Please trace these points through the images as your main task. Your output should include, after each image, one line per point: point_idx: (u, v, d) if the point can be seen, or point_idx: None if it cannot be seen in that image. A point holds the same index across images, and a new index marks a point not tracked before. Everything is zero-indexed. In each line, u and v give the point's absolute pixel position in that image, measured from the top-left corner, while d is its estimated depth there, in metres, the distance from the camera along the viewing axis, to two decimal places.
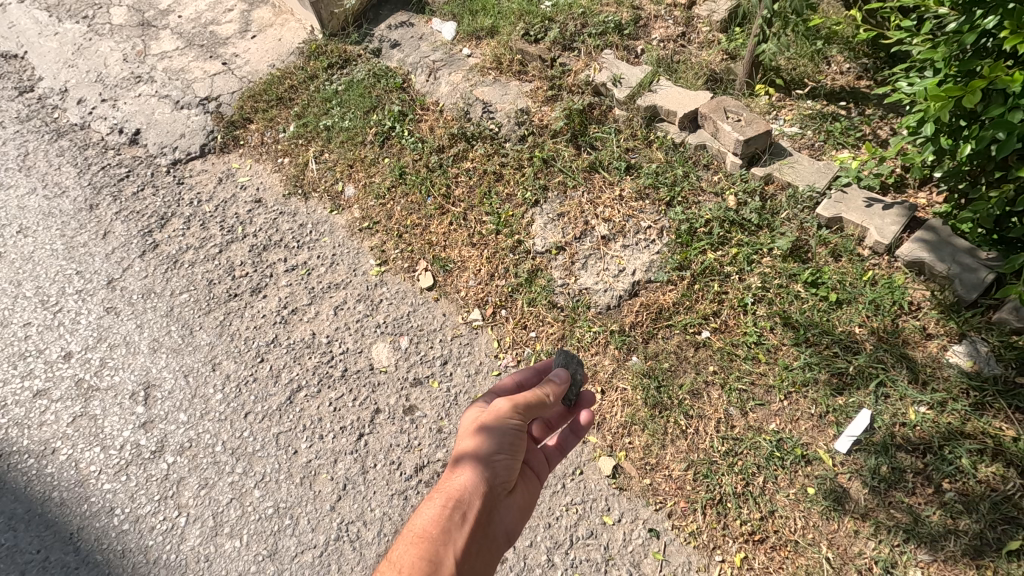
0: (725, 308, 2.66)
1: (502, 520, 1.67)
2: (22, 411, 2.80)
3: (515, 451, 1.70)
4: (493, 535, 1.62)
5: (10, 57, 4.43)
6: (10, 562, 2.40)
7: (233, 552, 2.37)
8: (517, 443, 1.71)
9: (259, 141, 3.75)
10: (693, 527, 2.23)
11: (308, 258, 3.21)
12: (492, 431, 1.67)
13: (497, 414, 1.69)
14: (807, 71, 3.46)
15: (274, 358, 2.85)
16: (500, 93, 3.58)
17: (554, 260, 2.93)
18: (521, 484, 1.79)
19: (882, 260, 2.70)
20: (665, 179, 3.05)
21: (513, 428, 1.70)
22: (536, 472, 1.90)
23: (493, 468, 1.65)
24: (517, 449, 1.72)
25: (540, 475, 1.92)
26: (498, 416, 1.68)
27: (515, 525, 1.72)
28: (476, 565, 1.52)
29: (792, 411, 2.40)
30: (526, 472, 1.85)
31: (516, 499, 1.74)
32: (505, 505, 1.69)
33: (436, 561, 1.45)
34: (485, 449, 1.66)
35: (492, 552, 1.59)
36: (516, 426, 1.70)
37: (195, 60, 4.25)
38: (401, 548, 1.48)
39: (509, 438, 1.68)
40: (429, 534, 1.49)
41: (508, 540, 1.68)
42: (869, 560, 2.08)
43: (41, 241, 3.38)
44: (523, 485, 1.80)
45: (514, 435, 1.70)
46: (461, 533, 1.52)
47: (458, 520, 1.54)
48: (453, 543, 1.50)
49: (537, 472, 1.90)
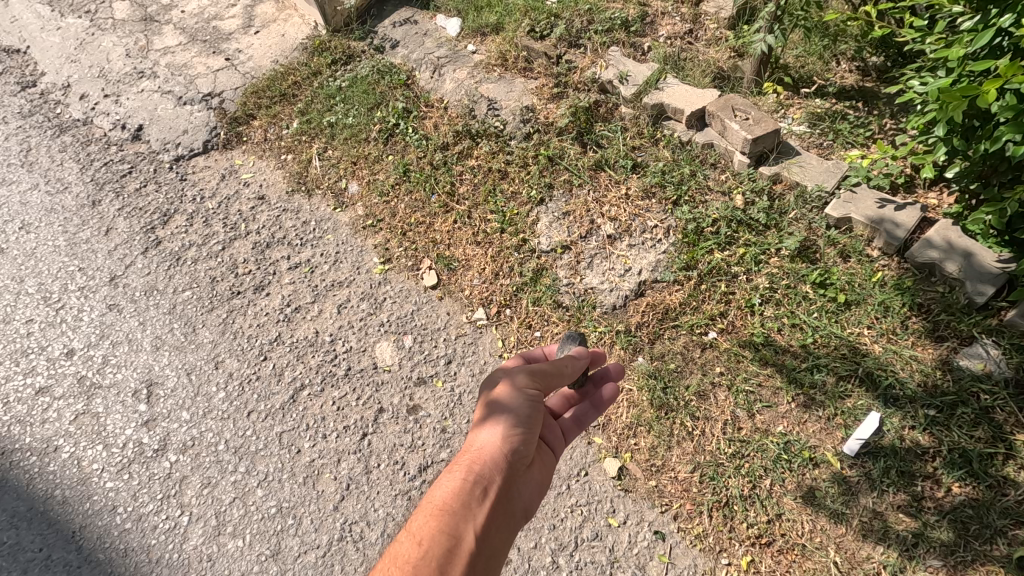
0: (732, 309, 2.64)
1: (523, 495, 1.66)
2: (23, 408, 2.79)
3: (534, 425, 1.68)
4: (513, 511, 1.60)
5: (13, 52, 4.41)
6: (11, 560, 2.38)
7: (235, 552, 2.36)
8: (539, 417, 1.69)
9: (262, 137, 3.73)
10: (699, 529, 2.21)
11: (311, 256, 3.19)
12: (513, 404, 1.65)
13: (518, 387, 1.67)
14: (816, 69, 3.44)
15: (277, 356, 2.84)
16: (504, 90, 3.56)
17: (559, 259, 2.91)
18: (540, 459, 1.77)
19: (892, 262, 2.67)
20: (671, 178, 3.02)
21: (535, 401, 1.68)
22: (556, 445, 1.88)
23: (515, 443, 1.63)
24: (536, 423, 1.69)
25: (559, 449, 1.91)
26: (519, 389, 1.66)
27: (536, 500, 1.71)
28: (496, 540, 1.51)
29: (800, 413, 2.38)
30: (548, 446, 1.84)
31: (537, 475, 1.72)
32: (525, 480, 1.67)
33: (455, 537, 1.44)
34: (506, 422, 1.64)
35: (512, 527, 1.58)
36: (537, 401, 1.68)
37: (197, 55, 4.23)
38: (421, 520, 1.47)
39: (529, 413, 1.66)
40: (448, 507, 1.49)
41: (529, 515, 1.67)
42: (877, 565, 2.06)
43: (43, 238, 3.36)
44: (544, 460, 1.78)
45: (533, 408, 1.67)
46: (481, 508, 1.51)
47: (478, 495, 1.52)
48: (472, 517, 1.49)
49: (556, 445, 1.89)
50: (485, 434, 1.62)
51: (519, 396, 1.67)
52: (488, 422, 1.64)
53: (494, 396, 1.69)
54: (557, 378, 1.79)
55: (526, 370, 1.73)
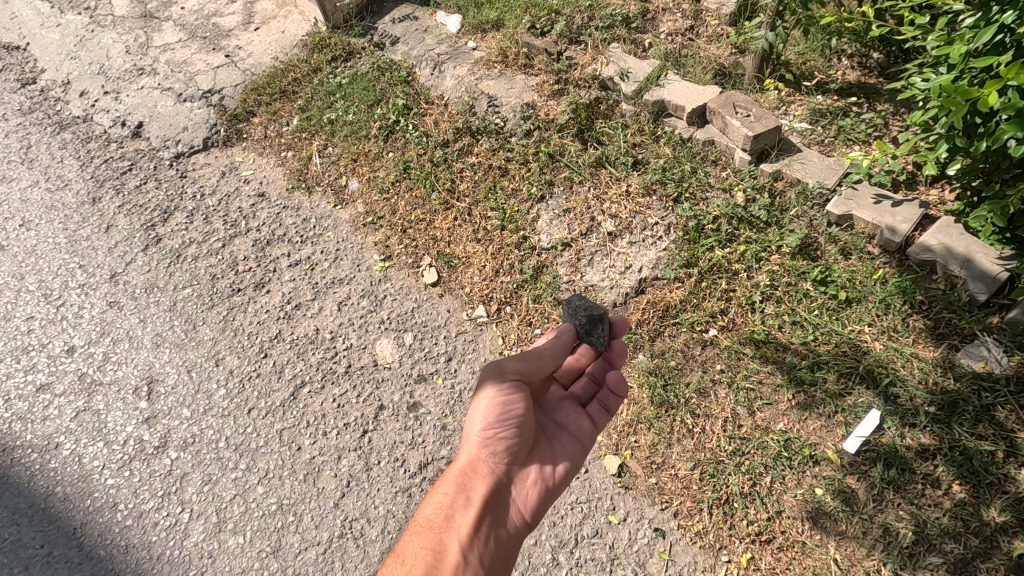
0: (733, 306, 2.64)
1: (515, 494, 1.78)
2: (25, 405, 2.80)
3: (514, 426, 1.77)
4: (503, 514, 1.74)
5: (13, 48, 4.40)
6: (12, 557, 2.38)
7: (236, 549, 2.36)
8: (519, 414, 1.77)
9: (262, 134, 3.72)
10: (699, 527, 2.21)
11: (311, 253, 3.19)
12: (486, 415, 1.73)
13: (487, 394, 1.74)
14: (817, 66, 3.45)
15: (277, 354, 2.84)
16: (505, 87, 3.54)
17: (560, 256, 2.91)
18: (537, 456, 1.87)
19: (893, 259, 2.67)
20: (672, 176, 3.01)
21: (508, 398, 1.75)
22: (566, 437, 1.97)
23: (495, 447, 1.75)
24: (516, 425, 1.77)
25: (575, 439, 1.99)
26: (488, 395, 1.74)
27: (534, 495, 1.82)
28: (484, 546, 1.66)
29: (800, 411, 2.38)
30: (550, 441, 1.94)
31: (531, 473, 1.83)
32: (518, 481, 1.80)
33: (438, 549, 1.60)
34: (482, 431, 1.74)
35: (503, 529, 1.73)
36: (510, 403, 1.75)
37: (197, 52, 4.22)
38: (410, 538, 1.65)
39: (503, 419, 1.74)
40: (433, 523, 1.65)
41: (527, 515, 1.80)
42: (877, 562, 2.07)
43: (43, 235, 3.36)
44: (540, 453, 1.88)
45: (507, 412, 1.75)
46: (464, 517, 1.66)
47: (461, 505, 1.68)
48: (456, 528, 1.64)
49: (566, 435, 1.97)
50: (465, 446, 1.76)
51: (491, 398, 1.74)
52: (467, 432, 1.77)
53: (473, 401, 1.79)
54: (529, 364, 1.84)
55: (498, 368, 1.77)
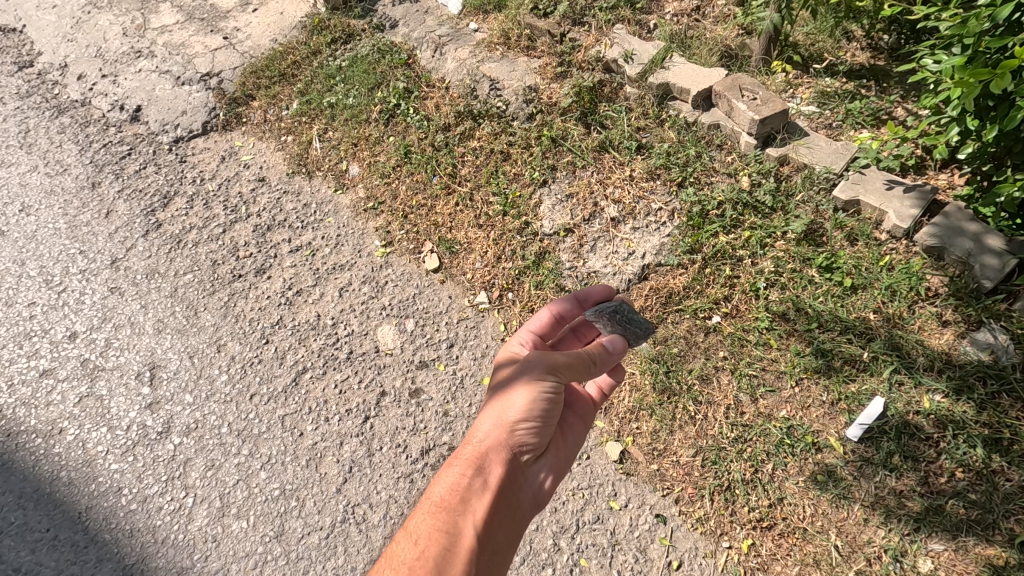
0: (737, 292, 2.62)
1: (530, 486, 1.71)
2: (28, 391, 2.79)
3: (548, 417, 1.69)
4: (517, 503, 1.66)
5: (10, 31, 4.34)
6: (18, 540, 2.39)
7: (240, 533, 2.36)
8: (551, 410, 1.69)
9: (261, 118, 3.69)
10: (700, 513, 2.21)
11: (312, 239, 3.17)
12: (524, 399, 1.64)
13: (532, 381, 1.65)
14: (826, 47, 3.39)
15: (279, 340, 2.83)
16: (508, 70, 3.50)
17: (562, 243, 2.88)
18: (553, 448, 1.82)
19: (900, 244, 2.64)
20: (677, 160, 2.97)
21: (547, 394, 1.66)
22: (575, 421, 1.94)
23: (518, 436, 1.66)
24: (550, 415, 1.70)
25: (583, 422, 1.97)
26: (532, 380, 1.65)
27: (546, 487, 1.76)
28: (496, 535, 1.57)
29: (804, 398, 2.36)
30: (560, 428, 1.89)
31: (545, 463, 1.77)
32: (532, 469, 1.72)
33: (452, 531, 1.49)
34: (513, 415, 1.64)
35: (517, 518, 1.65)
36: (551, 392, 1.67)
37: (196, 34, 4.18)
38: (421, 517, 1.53)
39: (541, 407, 1.65)
40: (447, 504, 1.54)
41: (537, 503, 1.72)
42: (878, 549, 2.05)
43: (43, 220, 3.34)
44: (555, 443, 1.83)
45: (547, 402, 1.67)
46: (480, 501, 1.56)
47: (478, 488, 1.58)
48: (471, 511, 1.54)
49: (575, 421, 1.93)
50: (485, 428, 1.65)
51: (530, 386, 1.65)
52: (489, 415, 1.66)
53: (503, 389, 1.67)
54: (579, 371, 1.73)
55: (546, 360, 1.67)
